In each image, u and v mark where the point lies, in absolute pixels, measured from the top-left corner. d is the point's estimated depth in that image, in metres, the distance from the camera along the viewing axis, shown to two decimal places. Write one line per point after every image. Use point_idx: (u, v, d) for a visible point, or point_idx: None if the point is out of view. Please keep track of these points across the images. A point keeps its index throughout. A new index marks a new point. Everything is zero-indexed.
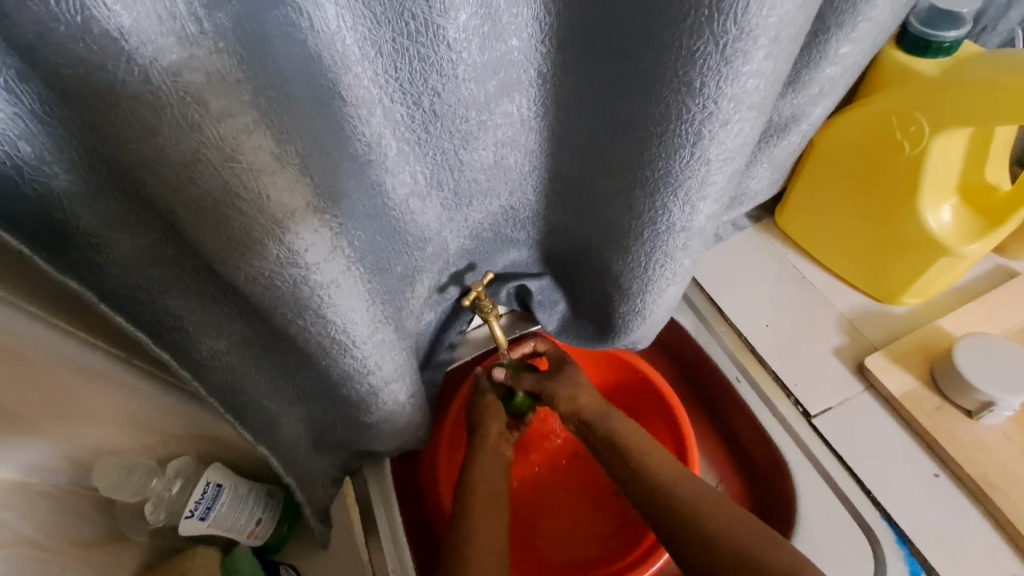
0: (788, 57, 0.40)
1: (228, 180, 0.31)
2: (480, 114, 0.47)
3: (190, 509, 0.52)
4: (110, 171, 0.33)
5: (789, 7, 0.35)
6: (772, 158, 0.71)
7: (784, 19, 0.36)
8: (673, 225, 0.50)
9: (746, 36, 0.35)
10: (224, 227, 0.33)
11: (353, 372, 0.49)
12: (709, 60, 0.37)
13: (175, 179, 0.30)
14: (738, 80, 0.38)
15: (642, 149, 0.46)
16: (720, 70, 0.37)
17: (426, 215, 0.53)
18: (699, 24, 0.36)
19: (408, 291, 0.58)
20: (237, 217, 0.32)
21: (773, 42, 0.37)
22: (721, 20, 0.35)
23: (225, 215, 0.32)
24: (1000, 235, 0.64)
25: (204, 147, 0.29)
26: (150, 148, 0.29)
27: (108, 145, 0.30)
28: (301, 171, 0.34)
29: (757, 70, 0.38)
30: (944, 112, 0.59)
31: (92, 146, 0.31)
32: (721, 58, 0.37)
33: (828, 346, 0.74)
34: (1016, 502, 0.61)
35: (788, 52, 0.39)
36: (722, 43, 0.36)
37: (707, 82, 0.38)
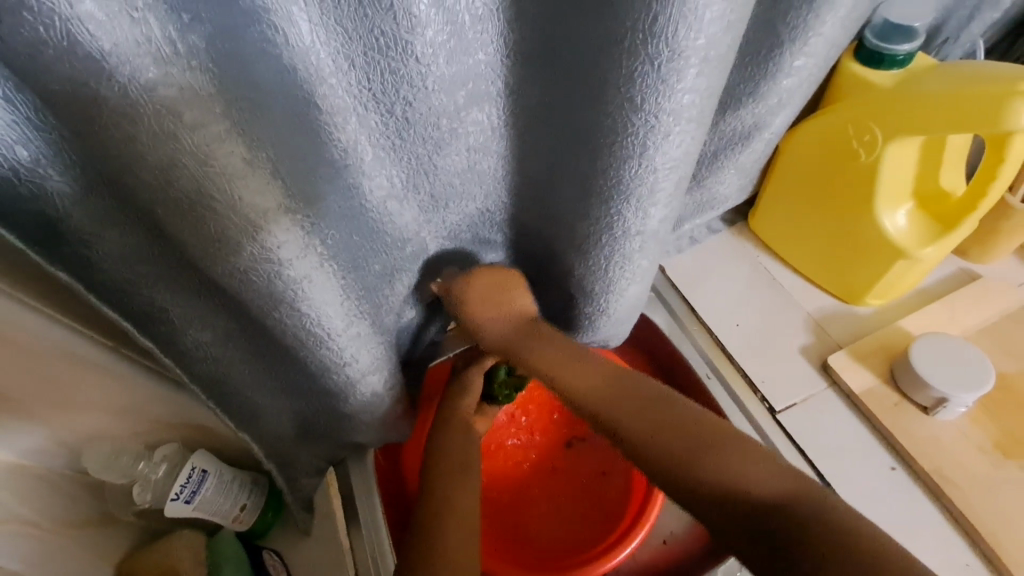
0: (721, 74, 0.44)
1: (202, 183, 0.34)
2: (451, 122, 0.50)
3: (175, 493, 0.54)
4: (99, 173, 0.36)
5: (716, 30, 0.39)
6: (738, 164, 0.74)
7: (712, 41, 0.40)
8: (628, 229, 0.54)
9: (678, 56, 0.40)
10: (199, 225, 0.36)
11: (330, 364, 0.52)
12: (646, 78, 0.42)
13: (154, 181, 0.34)
14: (674, 95, 0.43)
15: (595, 157, 0.50)
16: (657, 87, 0.42)
17: (402, 217, 0.56)
18: (635, 45, 0.40)
19: (387, 288, 0.62)
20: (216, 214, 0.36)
21: (704, 61, 0.41)
22: (654, 42, 0.39)
23: (206, 213, 0.36)
24: (953, 239, 0.67)
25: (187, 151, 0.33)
26: (133, 155, 0.32)
27: (96, 150, 0.33)
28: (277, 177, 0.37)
29: (691, 86, 0.43)
30: (895, 122, 0.62)
31: (82, 151, 0.34)
32: (657, 76, 0.41)
33: (795, 345, 0.77)
34: (967, 494, 0.64)
35: (720, 69, 0.43)
36: (657, 63, 0.40)
37: (647, 99, 0.43)
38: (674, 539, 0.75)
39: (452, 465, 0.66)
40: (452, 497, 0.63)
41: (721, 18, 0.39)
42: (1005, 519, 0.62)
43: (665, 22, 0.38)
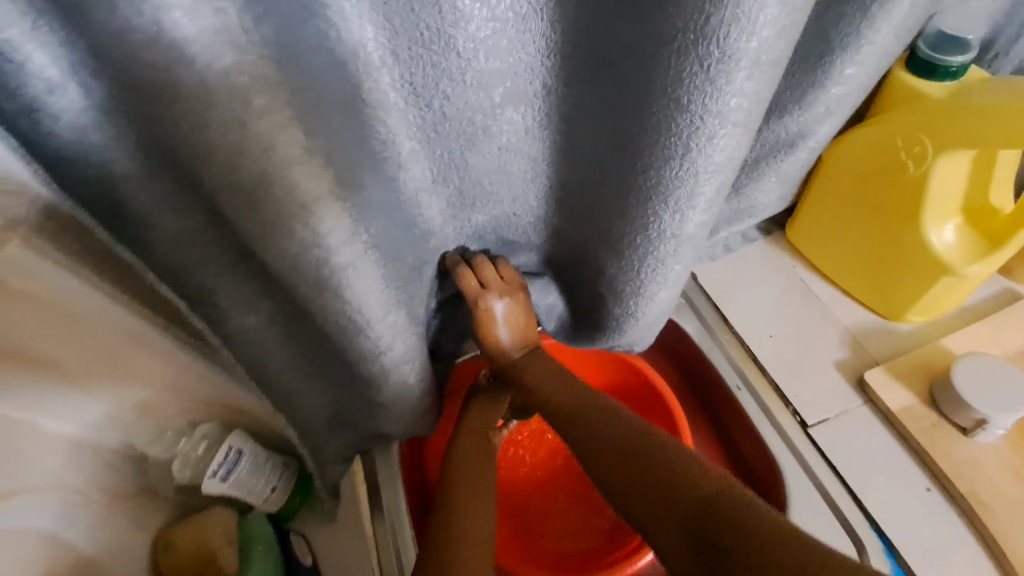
0: (773, 79, 0.44)
1: (267, 170, 0.36)
2: (486, 119, 0.51)
3: (212, 470, 0.57)
4: (162, 156, 0.37)
5: (768, 34, 0.40)
6: (780, 172, 0.73)
7: (764, 45, 0.40)
8: (663, 231, 0.55)
9: (729, 58, 0.40)
10: (260, 206, 0.38)
11: (367, 352, 0.53)
12: (695, 79, 0.42)
13: (220, 164, 0.35)
14: (722, 98, 0.43)
15: (635, 158, 0.51)
16: (705, 88, 0.42)
17: (432, 210, 0.58)
18: (686, 46, 0.41)
19: (416, 281, 0.62)
20: (276, 198, 0.38)
21: (754, 64, 0.41)
22: (706, 43, 0.40)
23: (265, 198, 0.37)
24: (1001, 257, 0.65)
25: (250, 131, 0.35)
26: (206, 137, 0.34)
27: (164, 132, 0.35)
28: (323, 165, 0.39)
29: (739, 90, 0.43)
30: (946, 133, 0.60)
31: (149, 134, 0.36)
32: (706, 78, 0.42)
33: (829, 359, 0.76)
34: (1005, 520, 0.62)
35: (772, 75, 0.43)
36: (707, 64, 0.41)
37: (694, 100, 0.43)
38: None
39: (475, 462, 0.67)
40: (472, 495, 0.63)
41: (776, 22, 0.39)
42: None
43: (720, 23, 0.38)
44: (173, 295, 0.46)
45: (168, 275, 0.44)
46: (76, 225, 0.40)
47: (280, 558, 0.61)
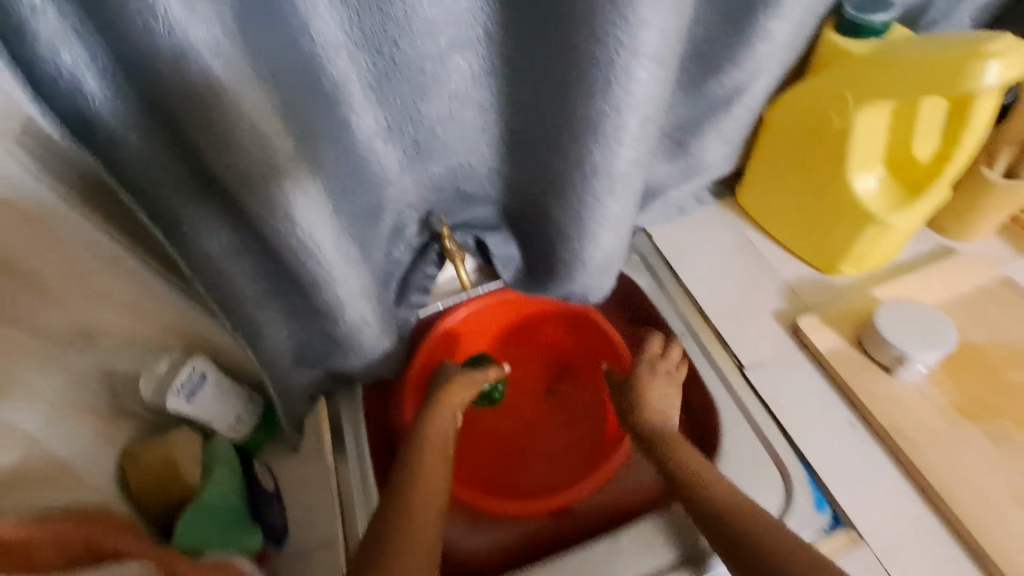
0: (678, 15, 0.50)
1: (211, 78, 0.41)
2: (435, 67, 0.55)
3: (174, 389, 0.60)
4: (127, 70, 0.41)
5: None
6: (721, 131, 0.78)
7: None
8: (598, 169, 0.59)
9: None
10: (206, 114, 0.43)
11: (319, 279, 0.58)
12: (606, 12, 0.47)
13: (169, 70, 0.40)
14: (632, 32, 0.48)
15: (566, 97, 0.55)
16: (617, 22, 0.47)
17: (388, 158, 0.62)
18: None
19: (374, 227, 0.67)
20: (218, 109, 0.43)
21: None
22: None
23: (207, 106, 0.42)
24: (925, 204, 0.69)
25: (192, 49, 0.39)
26: (155, 44, 0.38)
27: (123, 43, 0.39)
28: (267, 90, 0.45)
29: (648, 23, 0.48)
30: (866, 86, 0.64)
31: (112, 46, 0.39)
32: (617, 11, 0.47)
33: (770, 309, 0.80)
34: (923, 450, 0.65)
35: (677, 12, 0.49)
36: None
37: (609, 34, 0.48)
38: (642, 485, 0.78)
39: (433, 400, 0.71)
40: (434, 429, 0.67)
41: None
42: (959, 476, 0.63)
43: None
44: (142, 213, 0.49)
45: (135, 191, 0.47)
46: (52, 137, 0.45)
47: (242, 486, 0.64)
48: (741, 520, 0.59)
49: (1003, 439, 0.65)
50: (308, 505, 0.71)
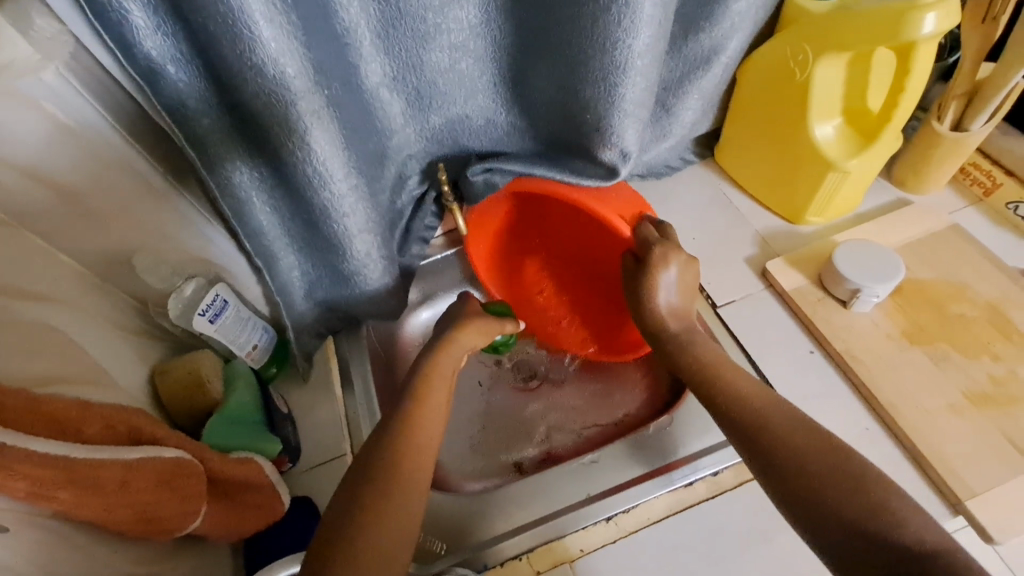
0: None
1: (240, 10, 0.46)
2: (435, 16, 0.62)
3: (201, 310, 0.65)
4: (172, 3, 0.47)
5: None
6: (701, 89, 0.84)
7: None
8: (614, 101, 0.69)
9: None
10: (236, 44, 0.48)
11: (331, 209, 0.64)
12: None
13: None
14: None
15: (578, 36, 0.65)
16: None
17: (392, 107, 0.68)
18: None
19: (380, 171, 0.73)
20: (242, 39, 0.48)
21: None
22: None
23: (235, 33, 0.47)
24: (875, 150, 0.77)
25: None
26: None
27: None
28: (287, 25, 0.51)
29: None
30: (822, 40, 0.71)
31: None
32: None
33: (742, 255, 0.87)
34: (871, 371, 0.73)
35: None
36: None
37: None
38: (625, 411, 0.86)
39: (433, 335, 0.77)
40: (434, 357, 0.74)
41: None
42: (902, 392, 0.71)
43: None
44: (181, 136, 0.54)
45: (175, 115, 0.53)
46: (100, 62, 0.50)
47: (263, 407, 0.70)
48: (776, 433, 0.57)
49: (942, 361, 0.72)
50: (316, 428, 0.77)
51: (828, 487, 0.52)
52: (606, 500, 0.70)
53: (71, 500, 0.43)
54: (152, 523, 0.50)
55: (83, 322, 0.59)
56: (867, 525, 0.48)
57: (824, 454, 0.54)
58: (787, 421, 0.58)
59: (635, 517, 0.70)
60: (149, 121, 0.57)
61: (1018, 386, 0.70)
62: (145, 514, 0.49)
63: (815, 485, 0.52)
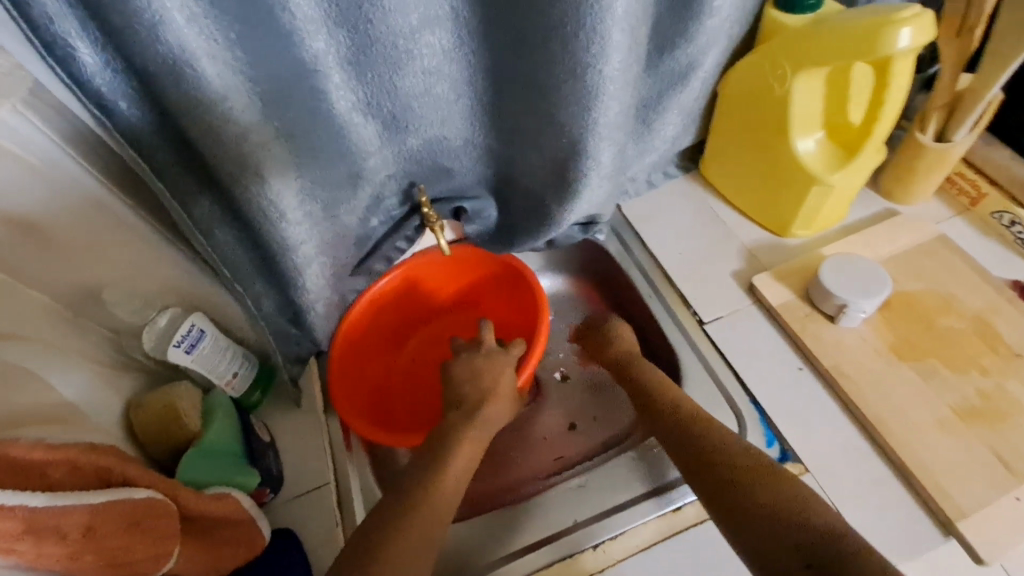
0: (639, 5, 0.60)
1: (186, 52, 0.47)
2: (407, 42, 0.61)
3: (175, 341, 0.64)
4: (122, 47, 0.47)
5: None
6: (680, 104, 0.84)
7: None
8: (595, 129, 0.68)
9: None
10: (184, 81, 0.49)
11: (287, 240, 0.65)
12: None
13: (149, 39, 0.46)
14: (610, 8, 0.57)
15: (547, 64, 0.63)
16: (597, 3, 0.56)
17: (366, 131, 0.68)
18: None
19: (351, 193, 0.72)
20: (191, 78, 0.49)
21: None
22: None
23: (179, 73, 0.48)
24: (858, 163, 0.76)
25: (169, 18, 0.45)
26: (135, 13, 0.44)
27: (113, 14, 0.44)
28: (231, 61, 0.52)
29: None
30: (801, 56, 0.71)
31: (101, 14, 0.44)
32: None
33: (729, 270, 0.86)
34: (858, 387, 0.72)
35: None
36: None
37: (593, 15, 0.57)
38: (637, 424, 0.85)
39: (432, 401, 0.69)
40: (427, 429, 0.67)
41: None
42: (891, 409, 0.70)
43: None
44: (144, 171, 0.54)
45: (137, 151, 0.53)
46: (59, 96, 0.50)
47: (241, 440, 0.69)
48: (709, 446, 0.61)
49: (930, 375, 0.72)
50: (299, 456, 0.76)
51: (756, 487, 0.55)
52: (593, 527, 0.69)
53: (31, 551, 0.42)
54: (123, 570, 0.48)
55: (51, 359, 0.57)
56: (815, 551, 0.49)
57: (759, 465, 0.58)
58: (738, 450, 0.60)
59: (622, 545, 0.67)
60: (113, 154, 0.56)
61: (1006, 401, 0.69)
62: (113, 560, 0.47)
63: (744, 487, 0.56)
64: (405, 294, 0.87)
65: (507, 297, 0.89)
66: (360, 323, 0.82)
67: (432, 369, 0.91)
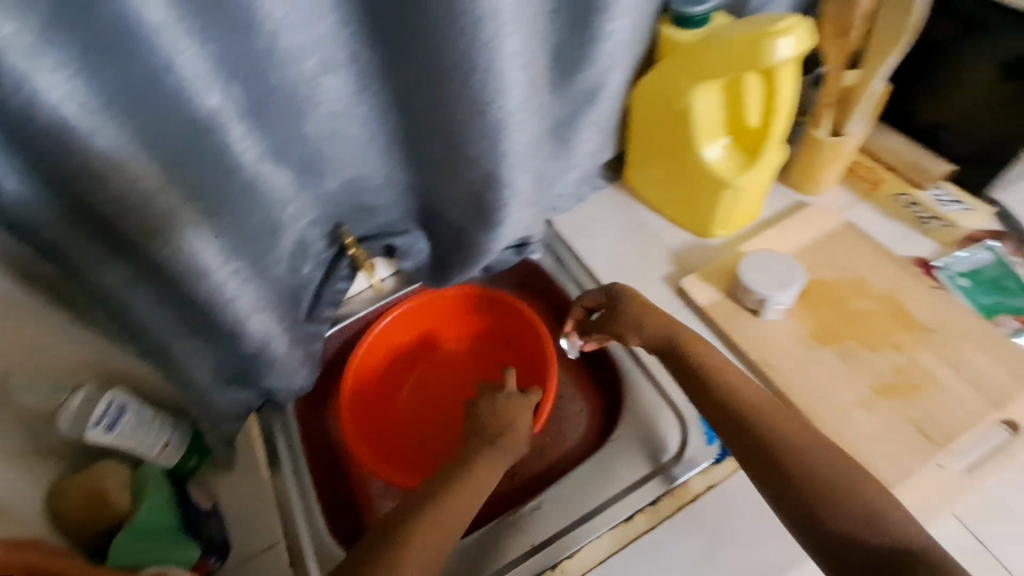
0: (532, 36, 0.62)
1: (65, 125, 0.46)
2: (305, 90, 0.60)
3: (94, 421, 0.62)
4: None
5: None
6: (593, 120, 0.86)
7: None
8: (506, 156, 0.69)
9: (495, 16, 0.56)
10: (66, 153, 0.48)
11: (215, 298, 0.61)
12: (482, 31, 0.57)
13: (19, 116, 0.44)
14: (498, 43, 0.58)
15: (449, 100, 0.64)
16: (483, 38, 0.57)
17: (280, 180, 0.66)
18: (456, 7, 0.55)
19: (273, 243, 0.69)
20: (72, 152, 0.48)
21: (510, 16, 0.57)
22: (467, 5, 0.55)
23: (60, 145, 0.47)
24: (761, 164, 0.80)
25: (45, 95, 0.44)
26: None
27: None
28: (119, 128, 0.50)
29: (512, 33, 0.58)
30: (699, 68, 0.74)
31: None
32: (477, 32, 0.57)
33: (659, 275, 0.89)
34: (785, 376, 0.75)
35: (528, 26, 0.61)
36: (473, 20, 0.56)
37: (486, 53, 0.59)
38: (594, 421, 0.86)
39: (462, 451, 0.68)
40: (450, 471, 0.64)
41: None
42: (818, 393, 0.73)
43: None
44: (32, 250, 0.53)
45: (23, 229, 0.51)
46: None
47: (177, 512, 0.67)
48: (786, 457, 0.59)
49: (850, 356, 0.76)
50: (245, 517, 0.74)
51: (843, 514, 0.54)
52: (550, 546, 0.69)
53: None
54: None
55: None
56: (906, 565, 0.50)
57: (834, 481, 0.56)
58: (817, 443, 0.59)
59: (579, 561, 0.68)
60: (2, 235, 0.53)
61: (918, 373, 0.73)
62: None
63: (846, 518, 0.54)
64: (407, 330, 0.92)
65: (512, 328, 0.91)
66: (366, 358, 0.87)
67: (434, 402, 0.91)
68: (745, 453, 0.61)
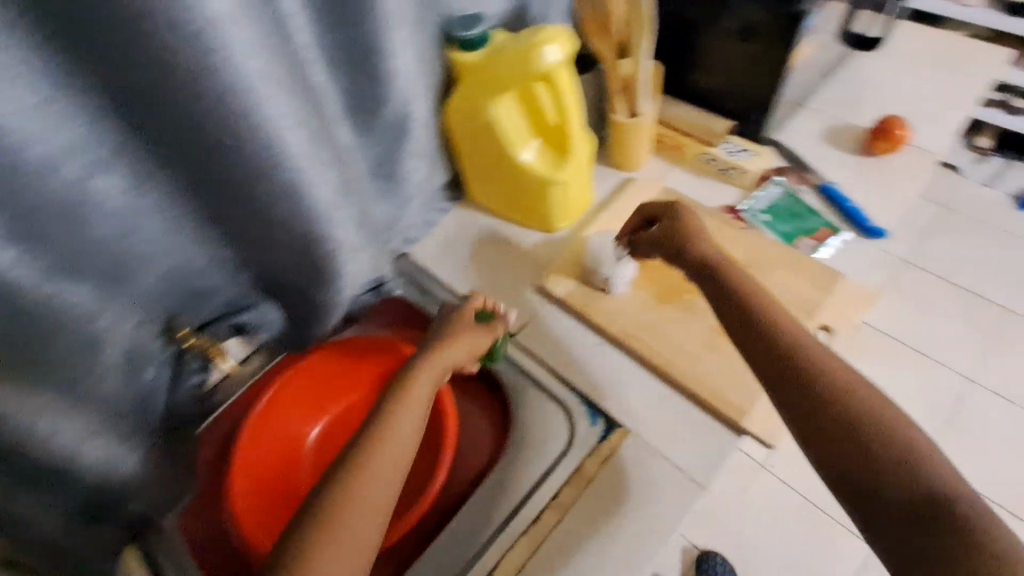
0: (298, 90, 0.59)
1: None
2: (78, 197, 0.55)
3: None
4: None
5: (257, 62, 0.53)
6: (415, 150, 0.86)
7: (260, 63, 0.53)
8: (316, 214, 0.66)
9: (244, 83, 0.52)
10: None
11: (27, 444, 0.59)
12: (234, 103, 0.53)
13: None
14: (257, 109, 0.55)
15: (237, 174, 0.60)
16: (242, 108, 0.54)
17: (79, 296, 0.60)
18: (196, 81, 0.51)
19: (92, 361, 0.64)
20: None
21: (263, 78, 0.54)
22: (210, 79, 0.51)
23: None
24: (574, 157, 0.86)
25: None
26: None
27: None
28: None
29: (271, 96, 0.55)
30: (489, 86, 0.79)
31: None
32: (233, 103, 0.53)
33: (516, 279, 0.92)
34: (642, 342, 0.81)
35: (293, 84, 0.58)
36: (224, 92, 0.52)
37: (250, 121, 0.55)
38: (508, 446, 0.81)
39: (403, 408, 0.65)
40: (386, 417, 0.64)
41: (251, 41, 0.51)
42: (673, 349, 0.80)
43: (206, 57, 0.49)
44: None
45: None
46: None
47: None
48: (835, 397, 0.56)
49: (692, 307, 0.84)
50: None
51: (875, 460, 0.52)
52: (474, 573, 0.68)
53: None
54: None
55: None
56: (935, 516, 0.48)
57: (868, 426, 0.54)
58: (858, 383, 0.58)
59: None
60: None
61: None
62: None
63: (877, 464, 0.52)
64: (299, 398, 0.85)
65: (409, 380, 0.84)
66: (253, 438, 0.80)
67: (340, 469, 0.85)
68: (785, 395, 0.59)
